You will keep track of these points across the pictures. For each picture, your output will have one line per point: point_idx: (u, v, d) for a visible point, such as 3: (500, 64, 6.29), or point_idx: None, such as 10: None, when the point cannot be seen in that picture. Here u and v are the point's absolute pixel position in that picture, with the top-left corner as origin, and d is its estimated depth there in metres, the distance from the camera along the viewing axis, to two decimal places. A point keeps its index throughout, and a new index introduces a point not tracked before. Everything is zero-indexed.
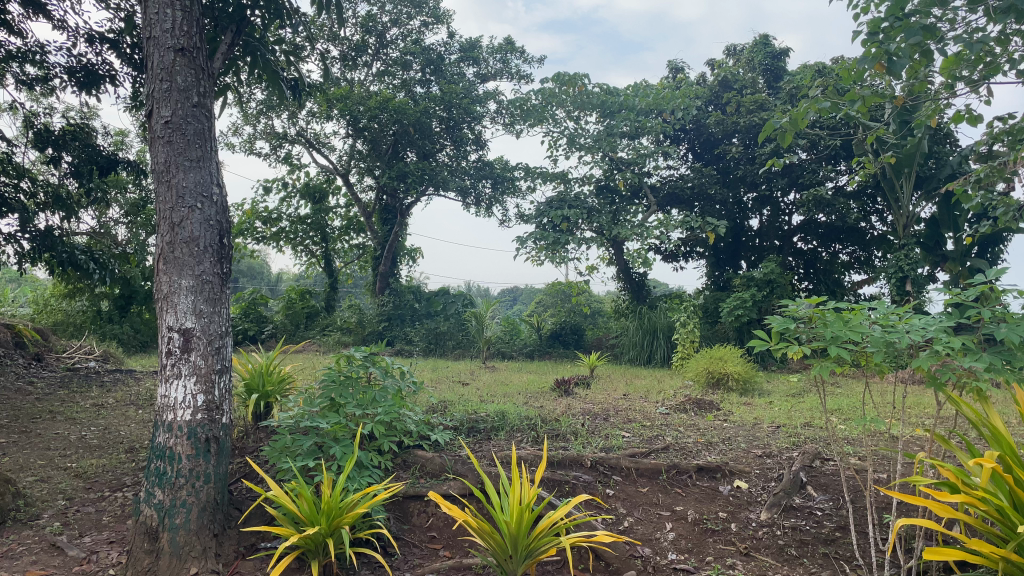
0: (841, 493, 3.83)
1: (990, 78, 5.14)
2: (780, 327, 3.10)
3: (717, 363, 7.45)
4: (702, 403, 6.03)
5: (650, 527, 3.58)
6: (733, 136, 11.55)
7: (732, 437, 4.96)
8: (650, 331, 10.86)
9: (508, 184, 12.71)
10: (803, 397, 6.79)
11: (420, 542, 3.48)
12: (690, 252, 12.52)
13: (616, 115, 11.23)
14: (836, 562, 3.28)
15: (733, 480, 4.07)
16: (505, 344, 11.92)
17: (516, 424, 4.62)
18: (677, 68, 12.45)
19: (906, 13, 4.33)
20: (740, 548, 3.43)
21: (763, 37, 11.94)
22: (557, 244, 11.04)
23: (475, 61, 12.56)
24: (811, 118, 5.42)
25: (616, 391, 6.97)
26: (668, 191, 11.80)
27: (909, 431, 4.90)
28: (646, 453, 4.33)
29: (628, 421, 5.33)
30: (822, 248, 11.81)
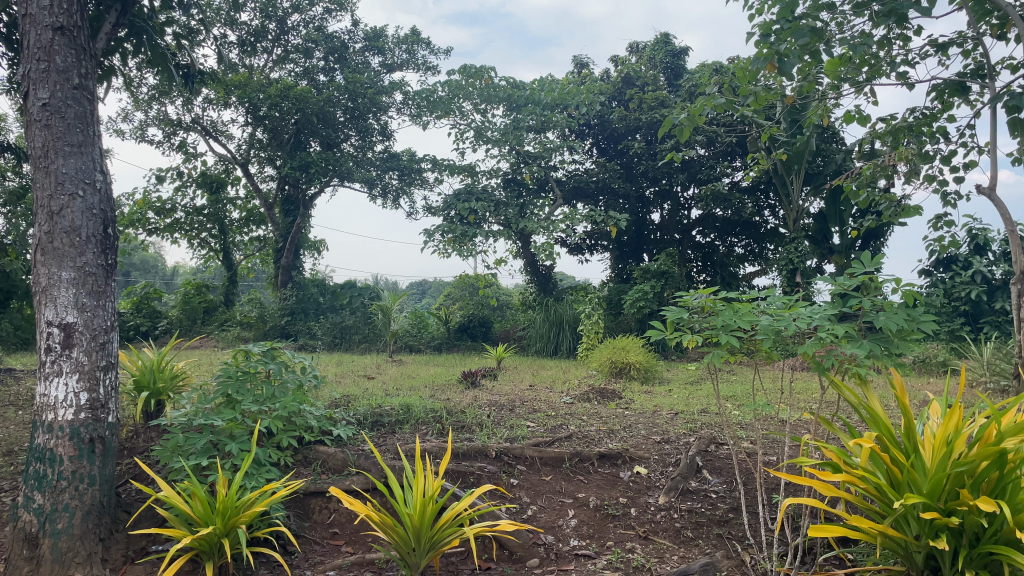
0: (734, 475, 3.99)
1: (873, 80, 5.44)
2: (675, 317, 3.19)
3: (620, 353, 7.64)
4: (605, 392, 6.17)
5: (553, 514, 3.63)
6: (637, 131, 11.82)
7: (633, 424, 5.10)
8: (556, 323, 11.00)
9: (416, 176, 12.59)
10: (700, 384, 7.04)
11: (321, 539, 3.41)
12: (595, 245, 12.76)
13: (522, 109, 11.28)
14: (729, 542, 3.41)
15: (633, 466, 4.18)
16: (412, 337, 11.85)
17: (421, 417, 4.60)
18: (583, 63, 12.63)
19: (796, 16, 4.56)
20: (639, 531, 3.53)
21: (664, 35, 12.27)
22: (464, 237, 10.99)
23: (380, 51, 12.39)
24: (707, 114, 5.61)
25: (521, 382, 7.03)
26: (574, 184, 11.93)
27: (797, 415, 5.16)
28: (550, 442, 4.39)
29: (533, 411, 5.39)
30: (719, 242, 12.26)
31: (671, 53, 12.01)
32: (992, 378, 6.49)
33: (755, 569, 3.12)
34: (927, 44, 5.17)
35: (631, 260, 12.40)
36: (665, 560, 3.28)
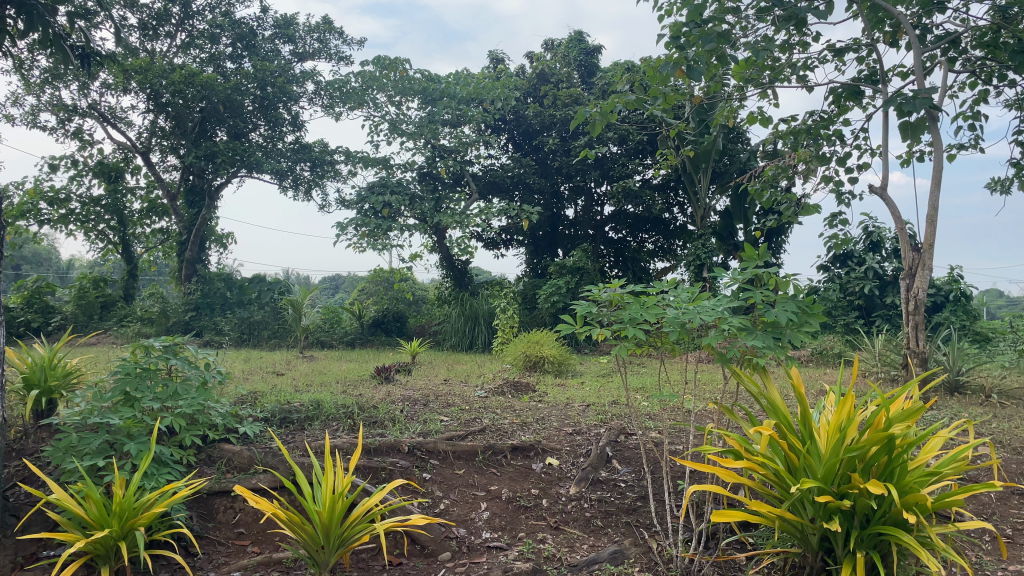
0: (641, 465, 4.10)
1: (775, 82, 5.67)
2: (584, 311, 3.24)
3: (534, 347, 7.73)
4: (518, 386, 6.22)
5: (466, 508, 3.63)
6: (551, 127, 11.94)
7: (546, 416, 5.16)
8: (472, 318, 11.02)
9: (328, 168, 12.34)
10: (611, 376, 7.19)
11: (225, 540, 3.32)
12: (510, 240, 12.82)
13: (437, 102, 11.20)
14: (637, 530, 3.50)
15: (545, 458, 4.23)
16: (325, 332, 11.66)
17: (331, 413, 4.53)
18: (498, 58, 12.67)
19: (703, 19, 4.73)
20: (551, 522, 3.58)
21: (578, 33, 12.44)
22: (379, 230, 10.85)
23: (290, 39, 12.10)
24: (618, 112, 5.71)
25: (435, 377, 7.02)
26: (489, 179, 11.91)
27: (702, 405, 5.33)
28: (463, 436, 4.38)
29: (447, 405, 5.39)
30: (631, 237, 12.55)
31: (585, 51, 12.26)
32: (882, 367, 6.86)
33: (661, 555, 3.21)
34: (826, 49, 5.42)
35: (545, 255, 12.52)
36: (575, 550, 3.34)
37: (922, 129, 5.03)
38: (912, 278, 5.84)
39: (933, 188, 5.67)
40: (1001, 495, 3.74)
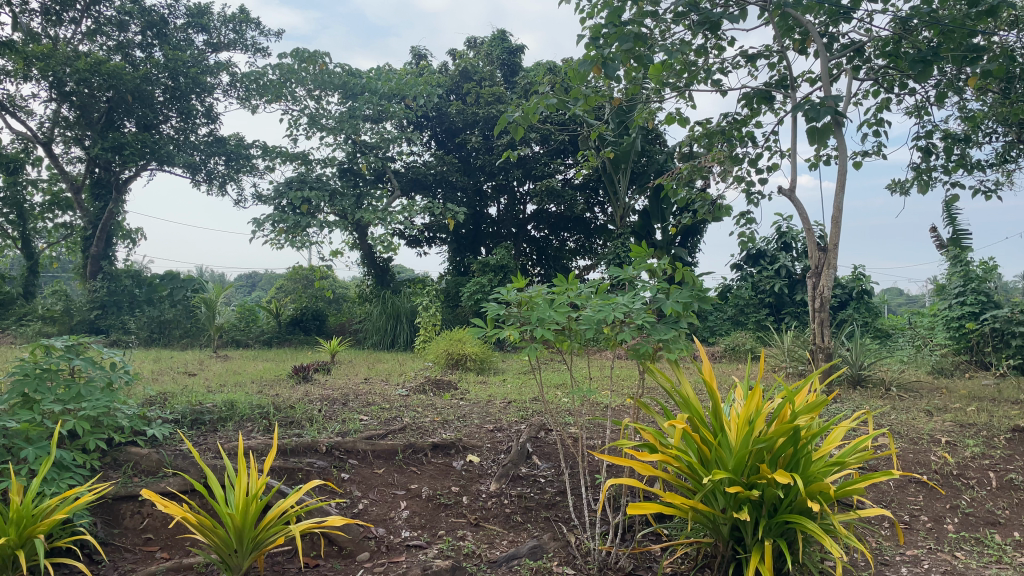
0: (561, 460, 4.15)
1: (691, 85, 5.82)
2: (495, 313, 3.25)
3: (456, 345, 7.72)
4: (440, 384, 6.20)
5: (385, 507, 3.59)
6: (474, 125, 11.95)
7: (467, 414, 5.16)
8: (394, 316, 10.92)
9: (244, 162, 12.04)
10: (532, 373, 7.24)
11: (132, 546, 3.20)
12: (433, 238, 12.75)
13: (358, 97, 11.05)
14: (556, 525, 3.55)
15: (466, 455, 4.23)
16: (240, 331, 11.34)
17: (246, 413, 4.42)
18: (420, 55, 12.60)
19: (621, 22, 4.82)
20: (470, 519, 3.59)
21: (500, 31, 12.51)
22: (297, 227, 10.61)
23: (204, 29, 11.72)
24: (540, 112, 5.75)
25: (356, 376, 6.92)
26: (411, 176, 11.78)
27: (619, 401, 5.43)
28: (382, 435, 4.34)
29: (367, 405, 5.33)
30: (553, 236, 12.69)
31: (507, 50, 12.35)
32: (791, 363, 7.13)
33: (579, 548, 3.26)
34: (739, 55, 5.60)
35: (468, 253, 12.52)
36: (495, 546, 3.36)
37: (828, 134, 5.25)
38: (817, 277, 6.09)
39: (838, 190, 5.92)
40: (899, 483, 3.94)
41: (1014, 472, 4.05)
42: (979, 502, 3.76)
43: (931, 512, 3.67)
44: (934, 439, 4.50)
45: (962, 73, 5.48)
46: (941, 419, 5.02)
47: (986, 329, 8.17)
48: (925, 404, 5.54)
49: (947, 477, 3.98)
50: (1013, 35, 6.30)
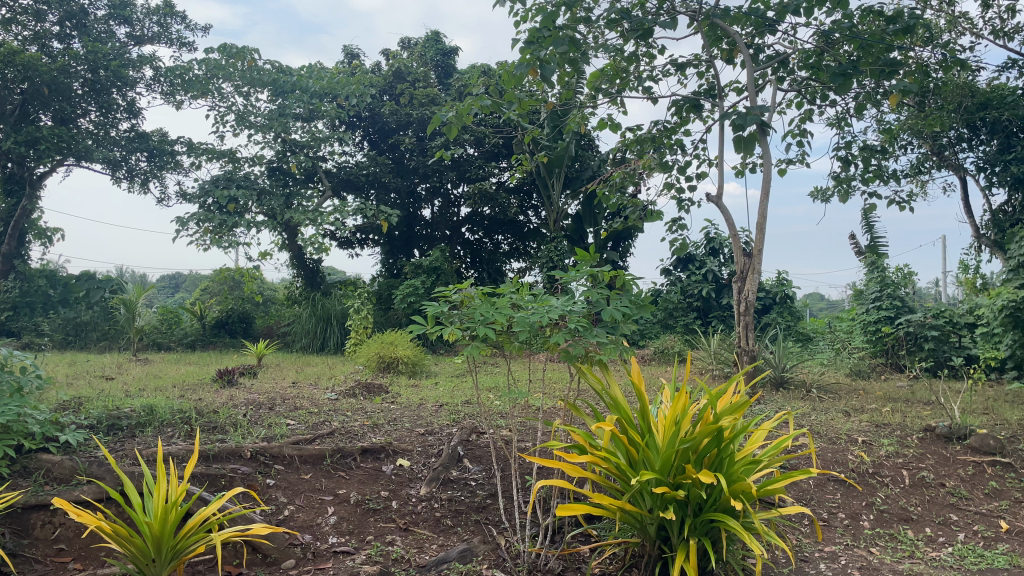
0: (492, 463, 4.14)
1: (623, 92, 5.91)
2: (436, 311, 3.21)
3: (388, 348, 7.64)
4: (371, 387, 6.12)
5: (312, 513, 3.51)
6: (407, 127, 11.88)
7: (398, 417, 5.11)
8: (324, 318, 10.77)
9: (168, 159, 11.67)
10: (464, 376, 7.22)
11: (43, 558, 3.04)
12: (366, 239, 12.59)
13: (288, 95, 10.86)
14: (486, 527, 3.54)
15: (396, 459, 4.18)
16: (162, 334, 11.00)
17: (166, 418, 4.27)
18: (353, 54, 12.46)
19: (556, 26, 4.86)
20: (399, 524, 3.55)
21: (433, 33, 12.55)
22: (224, 227, 10.32)
23: (127, 21, 11.31)
24: (474, 114, 5.74)
25: (283, 380, 6.76)
26: (343, 176, 11.58)
27: (550, 404, 5.46)
28: (310, 440, 4.25)
29: (294, 409, 5.21)
30: (486, 239, 12.74)
31: (441, 52, 12.37)
32: (716, 365, 7.30)
33: (509, 551, 3.26)
34: (669, 63, 5.71)
35: (401, 255, 12.42)
36: (424, 550, 3.33)
37: (754, 142, 5.40)
38: (742, 281, 6.26)
39: (763, 198, 6.10)
40: (819, 481, 4.06)
41: (925, 470, 4.23)
42: (893, 499, 3.92)
43: (848, 509, 3.80)
44: (851, 438, 4.67)
45: (880, 86, 5.71)
46: (858, 419, 5.21)
47: (901, 333, 8.54)
48: (843, 405, 5.75)
49: (864, 475, 4.13)
50: (927, 52, 6.60)
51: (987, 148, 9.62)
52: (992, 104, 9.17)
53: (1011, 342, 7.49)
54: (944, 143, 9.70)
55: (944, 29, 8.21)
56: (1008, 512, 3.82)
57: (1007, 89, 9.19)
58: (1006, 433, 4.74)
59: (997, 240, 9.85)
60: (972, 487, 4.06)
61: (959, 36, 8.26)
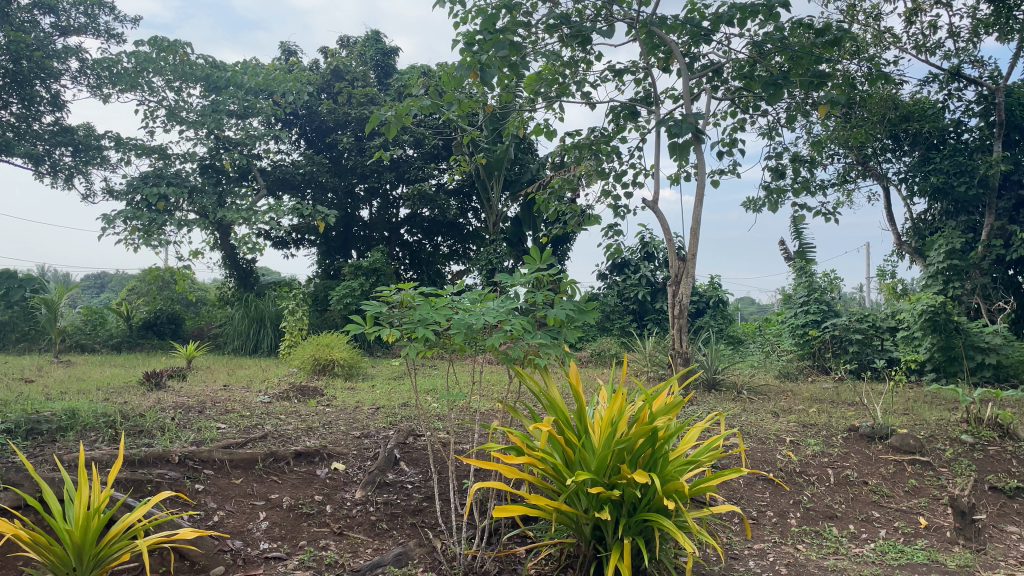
0: (429, 466, 4.12)
1: (562, 96, 5.97)
2: (375, 311, 3.16)
3: (323, 350, 7.52)
4: (305, 390, 6.01)
5: (242, 518, 3.42)
6: (345, 126, 11.75)
7: (333, 420, 5.04)
8: (257, 319, 10.53)
9: (94, 154, 11.27)
10: (401, 379, 7.17)
11: None
12: (302, 239, 12.38)
13: (222, 91, 10.60)
14: (422, 530, 3.52)
15: (330, 463, 4.11)
16: (85, 335, 10.68)
17: (89, 422, 4.11)
18: (290, 51, 12.25)
19: (496, 29, 4.87)
20: (334, 528, 3.49)
21: (373, 32, 12.46)
22: (153, 225, 10.00)
23: (52, 10, 10.87)
24: (414, 115, 5.70)
25: (214, 382, 6.57)
26: (278, 175, 11.37)
27: (488, 405, 5.47)
28: (242, 444, 4.14)
29: (226, 412, 5.08)
30: (426, 241, 12.69)
31: (381, 51, 12.30)
32: (651, 367, 7.43)
33: (445, 554, 3.26)
34: (608, 69, 5.79)
35: (338, 256, 12.25)
36: (359, 554, 3.29)
37: (689, 149, 5.50)
38: (677, 285, 6.38)
39: (697, 204, 6.23)
40: (748, 481, 4.16)
41: (849, 468, 4.38)
42: (819, 497, 4.04)
43: (777, 507, 3.91)
44: (780, 438, 4.80)
45: (809, 98, 5.90)
46: (786, 419, 5.37)
47: (827, 336, 8.83)
48: (772, 406, 5.91)
49: (792, 474, 4.25)
50: (853, 65, 6.86)
51: (909, 159, 10.05)
52: (914, 117, 9.58)
53: (930, 346, 7.83)
54: (869, 154, 10.10)
55: (871, 43, 8.53)
56: (926, 508, 3.99)
57: (928, 102, 9.61)
58: (925, 432, 4.95)
59: (917, 247, 10.30)
60: (893, 485, 4.22)
61: (885, 50, 8.60)
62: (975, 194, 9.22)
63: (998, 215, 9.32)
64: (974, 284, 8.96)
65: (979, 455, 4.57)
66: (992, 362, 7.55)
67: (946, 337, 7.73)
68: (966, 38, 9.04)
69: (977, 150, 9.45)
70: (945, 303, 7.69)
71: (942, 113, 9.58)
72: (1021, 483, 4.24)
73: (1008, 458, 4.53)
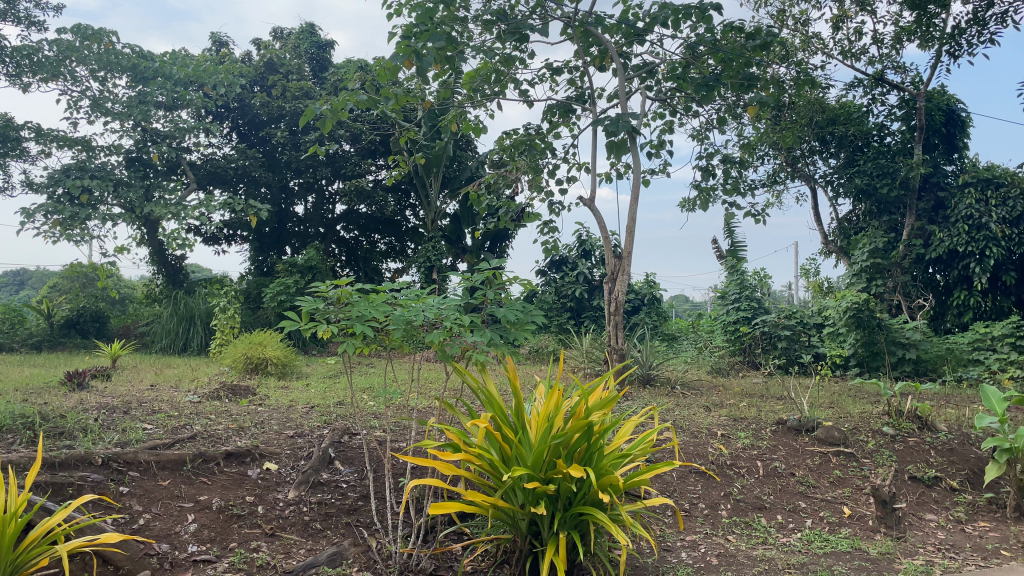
0: (364, 465, 4.07)
1: (500, 93, 5.98)
2: (311, 307, 3.08)
3: (256, 348, 7.36)
4: (237, 389, 5.87)
5: (169, 521, 3.31)
6: (279, 120, 11.52)
7: (265, 420, 4.93)
8: (186, 318, 10.24)
9: (12, 145, 10.78)
10: (337, 377, 7.07)
11: None
12: (234, 235, 12.09)
13: (149, 82, 10.25)
14: (356, 530, 3.48)
15: (263, 463, 4.01)
16: (2, 335, 10.21)
17: (4, 424, 3.92)
18: (221, 42, 11.95)
19: (433, 23, 4.84)
20: (266, 529, 3.41)
21: (307, 24, 12.26)
22: (75, 219, 9.62)
23: None
24: (350, 109, 5.61)
25: (141, 382, 6.36)
26: (209, 169, 11.08)
27: (425, 403, 5.44)
28: (169, 445, 4.02)
29: (152, 412, 4.93)
30: (363, 238, 12.57)
31: (316, 45, 12.14)
32: (588, 363, 7.51)
33: (380, 552, 3.23)
34: (545, 67, 5.82)
35: (272, 253, 12.01)
36: (292, 555, 3.23)
37: (624, 149, 5.58)
38: (613, 282, 6.47)
39: (633, 203, 6.31)
40: (681, 473, 4.23)
41: (777, 461, 4.50)
42: (749, 489, 4.14)
43: (708, 499, 3.99)
44: (711, 432, 4.90)
45: (741, 100, 6.04)
46: (718, 413, 5.49)
47: (758, 332, 9.05)
48: (704, 400, 6.04)
49: (722, 466, 4.35)
50: (781, 69, 7.06)
51: (835, 161, 10.39)
52: (840, 120, 9.92)
53: (854, 341, 8.12)
54: (797, 155, 10.43)
55: (799, 47, 8.80)
56: (849, 498, 4.13)
57: (854, 106, 9.96)
58: (849, 425, 5.12)
59: (842, 246, 10.66)
60: (818, 476, 4.36)
61: (812, 55, 8.88)
62: (897, 196, 9.58)
63: (918, 215, 9.72)
64: (896, 283, 9.32)
65: (899, 446, 4.76)
66: (911, 356, 7.88)
67: (869, 333, 8.03)
68: (889, 44, 9.40)
69: (899, 152, 9.84)
70: (868, 300, 8.00)
71: (866, 117, 9.94)
72: (938, 473, 4.43)
73: (927, 449, 4.72)
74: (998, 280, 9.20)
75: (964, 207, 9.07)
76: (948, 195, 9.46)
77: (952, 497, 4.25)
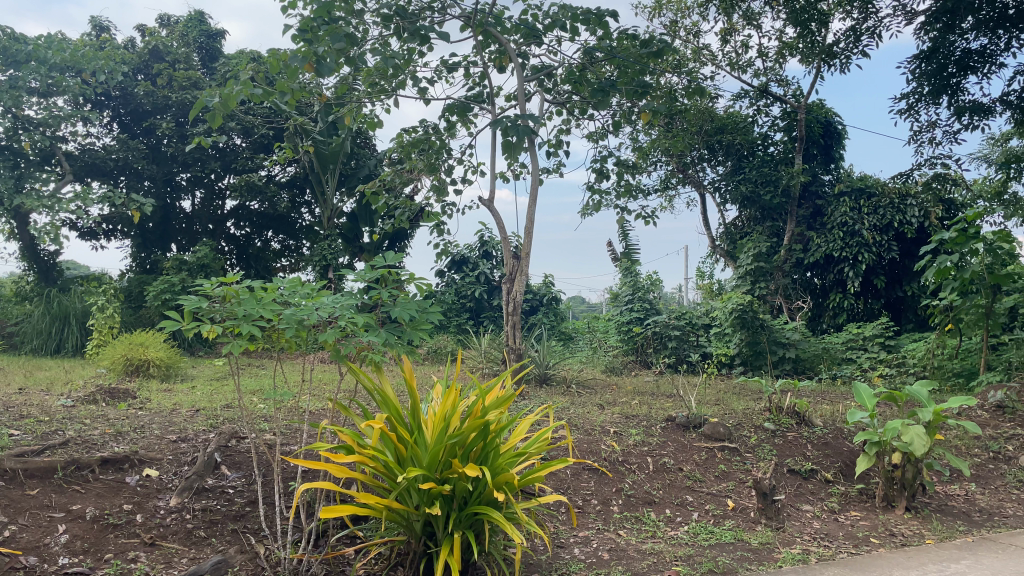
0: (253, 469, 3.93)
1: (397, 90, 5.95)
2: (194, 306, 2.93)
3: (137, 349, 6.99)
4: (115, 392, 5.56)
5: (38, 533, 3.10)
6: (165, 110, 11.04)
7: (146, 424, 4.69)
8: (60, 317, 9.64)
9: None
10: (224, 379, 6.82)
11: None
12: (114, 230, 11.46)
13: (22, 66, 9.56)
14: (244, 536, 3.36)
15: (142, 470, 3.80)
16: None
17: None
18: (102, 27, 11.34)
19: (331, 17, 4.74)
20: (145, 538, 3.24)
21: (195, 12, 11.81)
22: None
23: None
24: (242, 101, 5.42)
25: (6, 386, 5.93)
26: (87, 160, 10.46)
27: (317, 405, 5.32)
28: (38, 452, 3.76)
29: (20, 417, 4.61)
30: (255, 235, 12.21)
31: (206, 34, 11.72)
32: (486, 363, 7.53)
33: (268, 559, 3.12)
34: (443, 66, 5.79)
35: (156, 249, 11.46)
36: (173, 565, 3.08)
37: (522, 149, 5.62)
38: (511, 282, 6.52)
39: (531, 204, 6.38)
40: (575, 471, 4.30)
41: (666, 456, 4.64)
42: (639, 484, 4.25)
43: (600, 495, 4.07)
44: (604, 429, 5.01)
45: (635, 106, 6.20)
46: (611, 411, 5.62)
47: (649, 332, 9.32)
48: (597, 398, 6.16)
49: (613, 463, 4.45)
50: (674, 77, 7.28)
51: (722, 169, 10.84)
52: (727, 129, 10.35)
53: (739, 341, 8.48)
54: (687, 162, 10.82)
55: (690, 58, 9.13)
56: (732, 491, 4.30)
57: (740, 116, 10.42)
58: (733, 420, 5.34)
59: (729, 250, 11.13)
60: (704, 470, 4.52)
61: (702, 65, 9.24)
62: (779, 203, 10.08)
63: (798, 222, 10.26)
64: (777, 285, 9.81)
65: (779, 441, 5.00)
66: (791, 355, 8.33)
67: (752, 333, 8.41)
68: (773, 59, 9.89)
69: (781, 161, 10.36)
70: (752, 302, 8.38)
71: (751, 127, 10.41)
72: (814, 466, 4.69)
73: (803, 443, 4.99)
74: (869, 284, 9.82)
75: (839, 214, 9.64)
76: (825, 203, 10.03)
77: (826, 488, 4.50)
